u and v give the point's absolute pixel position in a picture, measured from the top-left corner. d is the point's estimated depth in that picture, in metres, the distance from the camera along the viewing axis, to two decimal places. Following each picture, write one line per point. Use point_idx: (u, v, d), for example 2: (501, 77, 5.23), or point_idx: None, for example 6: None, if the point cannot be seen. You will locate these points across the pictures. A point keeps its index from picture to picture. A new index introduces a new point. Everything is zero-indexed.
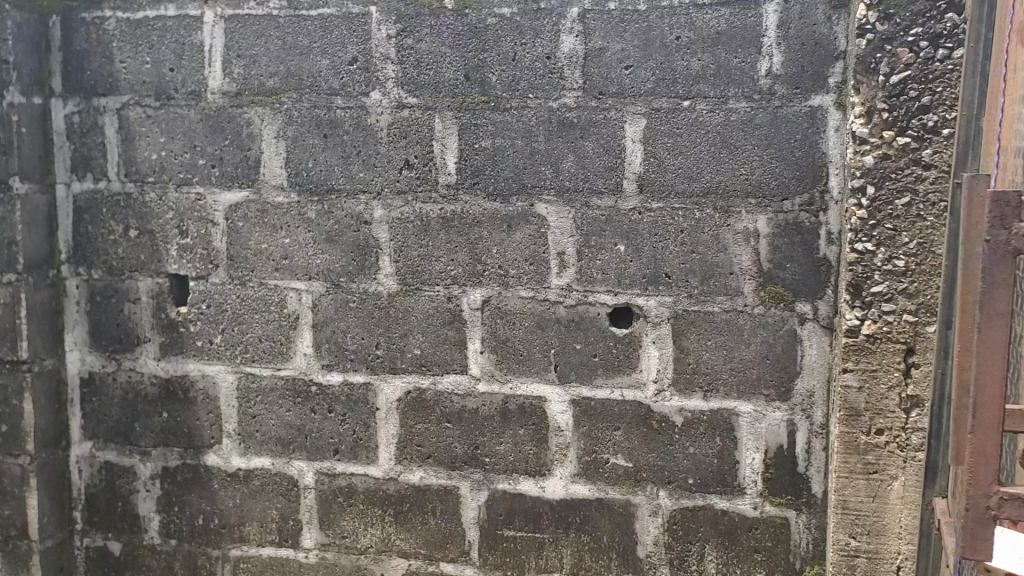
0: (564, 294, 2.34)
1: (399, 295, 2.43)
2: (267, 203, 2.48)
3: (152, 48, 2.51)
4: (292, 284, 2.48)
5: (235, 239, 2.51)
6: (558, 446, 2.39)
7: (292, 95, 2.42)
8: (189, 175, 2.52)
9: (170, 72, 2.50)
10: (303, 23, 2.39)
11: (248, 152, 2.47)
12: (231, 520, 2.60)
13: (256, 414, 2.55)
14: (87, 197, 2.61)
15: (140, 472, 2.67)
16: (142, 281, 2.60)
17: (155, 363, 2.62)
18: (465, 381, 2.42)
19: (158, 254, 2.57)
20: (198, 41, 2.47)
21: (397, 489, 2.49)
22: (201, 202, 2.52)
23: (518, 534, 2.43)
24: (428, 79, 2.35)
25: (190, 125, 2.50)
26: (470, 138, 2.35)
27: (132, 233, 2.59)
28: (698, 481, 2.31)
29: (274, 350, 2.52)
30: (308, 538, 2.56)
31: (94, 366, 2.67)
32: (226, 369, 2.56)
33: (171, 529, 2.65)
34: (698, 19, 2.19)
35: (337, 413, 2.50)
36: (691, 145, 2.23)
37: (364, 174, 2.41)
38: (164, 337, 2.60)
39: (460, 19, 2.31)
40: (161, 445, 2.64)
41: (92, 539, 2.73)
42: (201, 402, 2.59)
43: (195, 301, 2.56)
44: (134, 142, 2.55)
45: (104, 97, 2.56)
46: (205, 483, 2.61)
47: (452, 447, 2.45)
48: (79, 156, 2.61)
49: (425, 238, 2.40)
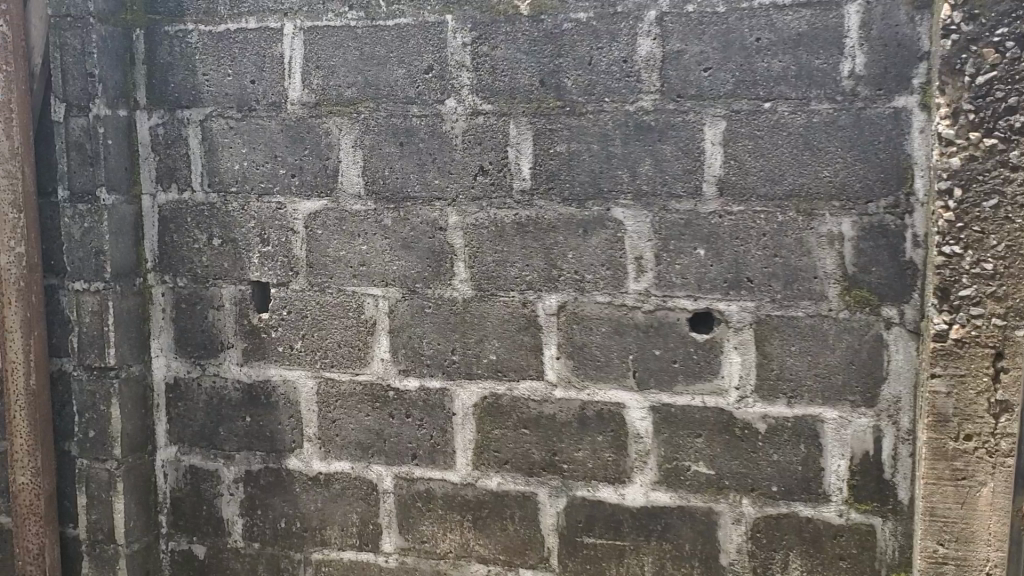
0: (642, 300, 2.33)
1: (474, 301, 2.45)
2: (345, 211, 2.51)
3: (234, 61, 2.56)
4: (370, 290, 2.52)
5: (314, 247, 2.55)
6: (638, 453, 2.38)
7: (370, 104, 2.47)
8: (270, 185, 2.56)
9: (251, 83, 2.55)
10: (381, 33, 2.44)
11: (327, 160, 2.52)
12: (313, 524, 2.62)
13: (336, 419, 2.57)
14: (172, 206, 2.66)
15: (224, 476, 2.68)
16: (224, 290, 2.63)
17: (238, 368, 2.64)
18: (542, 387, 2.42)
19: (240, 262, 2.61)
20: (279, 53, 2.52)
21: (475, 495, 2.50)
22: (282, 210, 2.56)
23: (598, 542, 2.42)
24: (503, 87, 2.37)
25: (271, 135, 2.55)
26: (546, 143, 2.36)
27: (215, 242, 2.63)
28: (782, 488, 2.28)
29: (352, 355, 2.55)
30: (388, 543, 2.57)
31: (179, 371, 2.69)
32: (306, 374, 2.58)
33: (255, 532, 2.66)
34: (778, 21, 2.18)
35: (414, 418, 2.52)
36: (772, 149, 2.21)
37: (439, 181, 2.44)
38: (246, 343, 2.63)
39: (535, 25, 2.34)
40: (244, 450, 2.65)
41: (177, 543, 2.73)
42: (282, 406, 2.61)
43: (276, 308, 2.60)
44: (218, 153, 2.60)
45: (189, 109, 2.61)
46: (287, 486, 2.63)
47: (530, 453, 2.45)
48: (163, 167, 2.65)
49: (500, 243, 2.41)
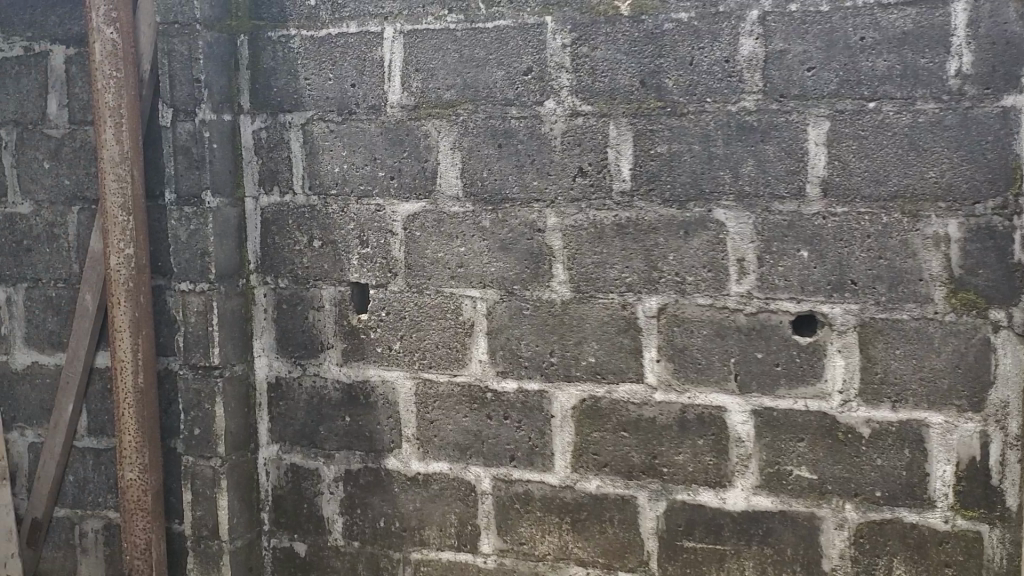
0: (744, 302, 2.30)
1: (573, 303, 2.44)
2: (444, 212, 2.53)
3: (335, 65, 2.59)
4: (467, 291, 2.53)
5: (413, 248, 2.57)
6: (739, 457, 2.34)
7: (468, 106, 2.48)
8: (369, 188, 2.59)
9: (352, 87, 2.59)
10: (480, 35, 2.45)
11: (426, 163, 2.54)
12: (412, 523, 2.63)
13: (434, 420, 2.59)
14: (275, 209, 2.69)
15: (325, 474, 2.71)
16: (324, 290, 2.66)
17: (338, 368, 2.67)
18: (642, 390, 2.41)
19: (340, 263, 2.64)
20: (379, 57, 2.55)
21: (574, 497, 2.49)
22: (381, 212, 2.59)
23: (698, 546, 2.39)
24: (603, 87, 2.37)
25: (371, 138, 2.58)
26: (646, 144, 2.35)
27: (315, 244, 2.65)
28: (886, 493, 2.24)
29: (450, 357, 2.56)
30: (486, 544, 2.58)
31: (281, 371, 2.72)
32: (405, 375, 2.60)
33: (355, 531, 2.69)
34: (883, 19, 2.15)
35: (512, 420, 2.52)
36: (877, 149, 2.17)
37: (538, 183, 2.44)
38: (346, 343, 2.65)
39: (636, 25, 2.33)
40: (344, 449, 2.68)
41: (279, 540, 2.76)
42: (381, 406, 2.63)
43: (376, 309, 2.62)
44: (319, 156, 2.63)
45: (291, 113, 2.65)
46: (386, 486, 2.65)
47: (629, 456, 2.43)
48: (266, 170, 2.69)
49: (600, 245, 2.40)
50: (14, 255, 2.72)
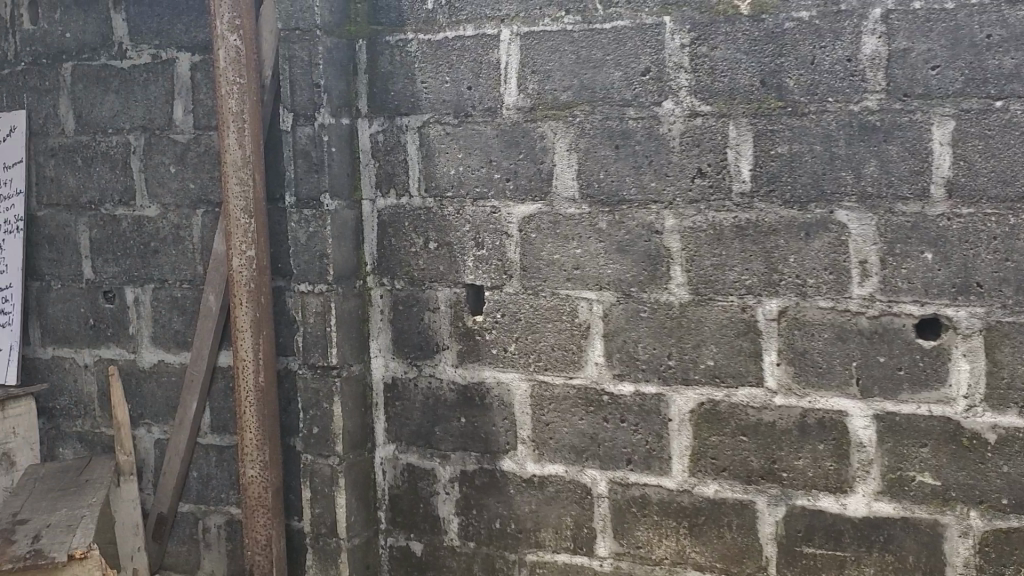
0: (867, 305, 2.26)
1: (691, 305, 2.42)
2: (560, 214, 2.53)
3: (452, 68, 2.61)
4: (584, 293, 2.52)
5: (529, 250, 2.57)
6: (861, 462, 2.29)
7: (585, 108, 2.48)
8: (485, 190, 2.60)
9: (468, 90, 2.60)
10: (598, 36, 2.45)
11: (542, 165, 2.54)
12: (528, 525, 2.64)
13: (550, 422, 2.59)
14: (391, 211, 2.72)
15: (441, 475, 2.72)
16: (440, 292, 2.68)
17: (453, 369, 2.68)
18: (761, 393, 2.37)
19: (456, 265, 2.65)
20: (496, 60, 2.56)
21: (691, 502, 2.46)
22: (496, 214, 2.59)
23: (818, 552, 2.35)
24: (722, 87, 2.34)
25: (487, 140, 2.59)
26: (766, 144, 2.31)
27: (431, 246, 2.67)
28: (1013, 501, 2.18)
29: (566, 359, 2.56)
30: (602, 547, 2.56)
31: (397, 372, 2.75)
32: (520, 377, 2.61)
33: (470, 531, 2.70)
34: (1011, 16, 2.09)
35: (629, 423, 2.51)
36: (1005, 149, 2.13)
37: (656, 184, 2.42)
38: (461, 344, 2.67)
39: (756, 25, 2.30)
40: (460, 450, 2.69)
41: (396, 539, 2.79)
42: (497, 408, 2.64)
43: (491, 311, 2.63)
44: (435, 158, 2.65)
45: (408, 116, 2.67)
46: (501, 487, 2.66)
47: (748, 460, 2.40)
48: (383, 173, 2.72)
49: (719, 247, 2.37)
50: (142, 257, 2.79)
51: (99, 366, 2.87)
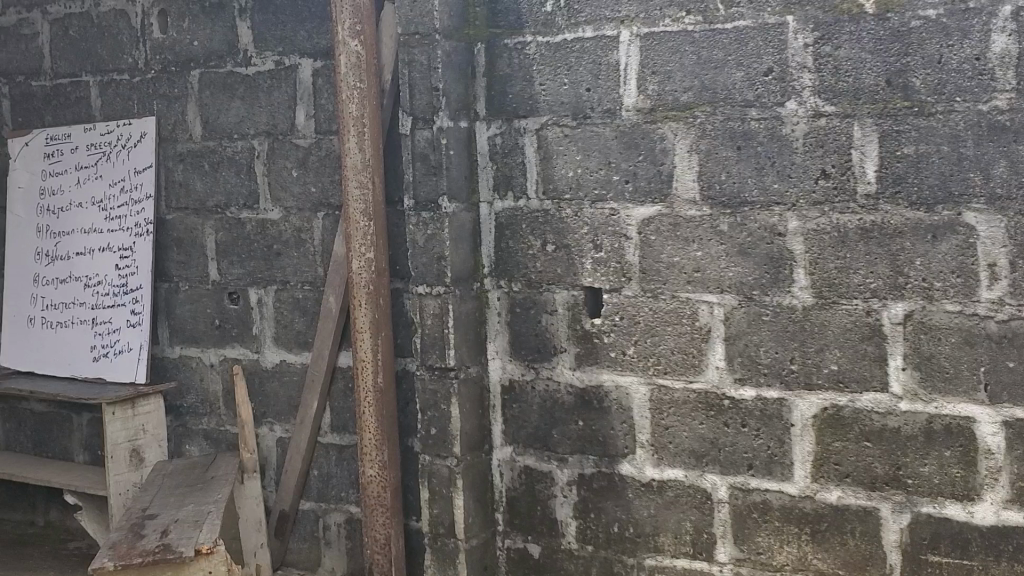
0: (995, 309, 2.21)
1: (815, 309, 2.37)
2: (680, 216, 2.50)
3: (571, 70, 2.60)
4: (705, 296, 2.49)
5: (648, 253, 2.55)
6: (988, 470, 2.24)
7: (706, 108, 2.45)
8: (604, 192, 2.59)
9: (587, 91, 2.59)
10: (719, 36, 2.42)
11: (661, 166, 2.52)
12: (646, 529, 2.61)
13: (669, 426, 2.56)
14: (509, 213, 2.72)
15: (558, 478, 2.72)
16: (558, 295, 2.67)
17: (571, 372, 2.67)
18: (886, 399, 2.32)
19: (574, 267, 2.64)
20: (615, 60, 2.55)
21: (813, 508, 2.42)
22: (615, 217, 2.58)
23: (943, 560, 2.30)
24: (847, 87, 2.30)
25: (606, 142, 2.58)
26: (891, 145, 2.27)
27: (549, 248, 2.67)
28: None
29: (685, 362, 2.53)
30: (723, 553, 2.53)
31: (515, 374, 2.75)
32: (639, 380, 2.59)
33: (588, 535, 2.69)
34: None
35: (750, 427, 2.47)
36: None
37: (778, 186, 2.39)
38: (579, 347, 2.66)
39: (881, 24, 2.26)
40: (578, 453, 2.68)
41: (513, 541, 2.79)
42: (615, 412, 2.63)
43: (610, 313, 2.61)
44: (553, 160, 2.64)
45: (525, 119, 2.67)
46: (620, 491, 2.64)
47: (872, 467, 2.35)
48: (500, 175, 2.72)
49: (843, 249, 2.33)
50: (265, 258, 2.85)
51: (224, 365, 2.94)
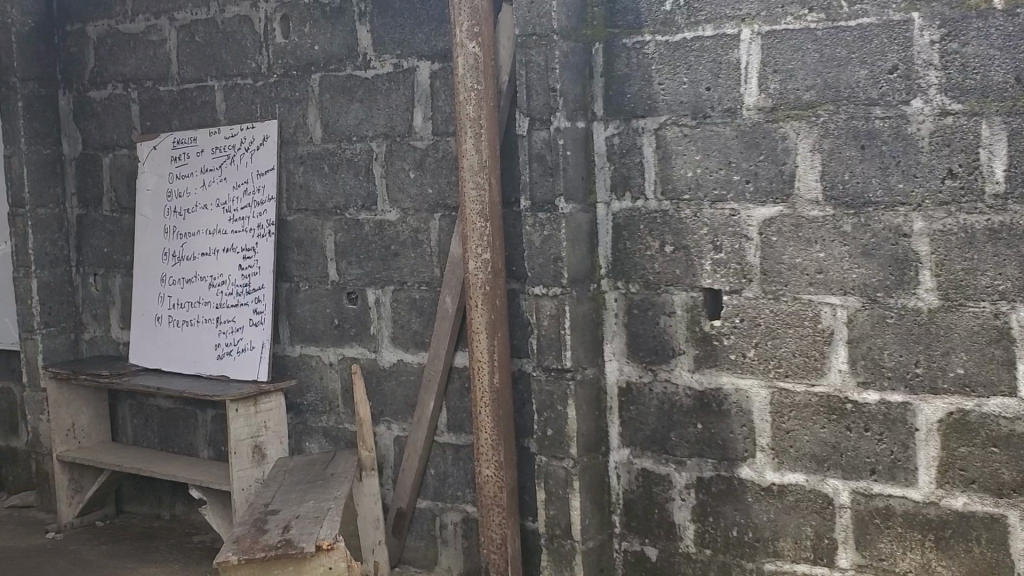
0: None
1: (941, 311, 2.32)
2: (802, 217, 2.46)
3: (690, 69, 2.58)
4: (827, 298, 2.44)
5: (770, 255, 2.51)
6: None
7: (829, 107, 2.41)
8: (723, 192, 2.56)
9: (706, 91, 2.56)
10: (842, 34, 2.37)
11: (783, 166, 2.48)
12: (766, 534, 2.57)
13: (790, 429, 2.52)
14: (627, 214, 2.70)
15: (676, 481, 2.69)
16: (677, 296, 2.65)
17: (690, 375, 2.65)
18: (1014, 404, 2.26)
19: (693, 268, 2.62)
20: (735, 59, 2.51)
21: (938, 514, 2.36)
22: (736, 218, 2.55)
23: None
24: (975, 84, 2.24)
25: (726, 141, 2.55)
26: (1021, 145, 2.21)
27: (667, 249, 2.65)
28: None
29: (807, 366, 2.48)
30: (844, 559, 2.48)
31: (632, 376, 2.73)
32: (759, 383, 2.55)
33: (706, 539, 2.66)
34: None
35: (874, 432, 2.42)
36: None
37: (903, 185, 2.34)
38: (698, 349, 2.63)
39: (1010, 20, 2.21)
40: (696, 456, 2.66)
41: (630, 543, 2.78)
42: (734, 415, 2.59)
43: (730, 315, 2.58)
44: (672, 160, 2.62)
45: (644, 118, 2.66)
46: (739, 495, 2.60)
47: (999, 472, 2.29)
48: (618, 176, 2.71)
49: (971, 250, 2.28)
50: (383, 259, 2.89)
51: (342, 364, 2.99)
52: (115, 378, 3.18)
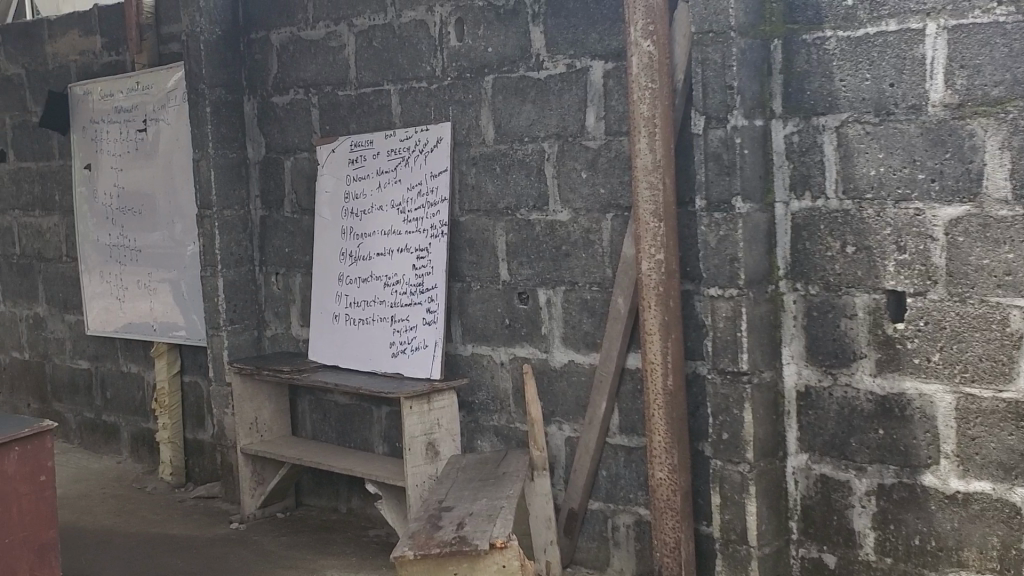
0: None
1: None
2: (990, 216, 2.36)
3: (873, 65, 2.50)
4: (1017, 301, 2.34)
5: (956, 256, 2.41)
6: None
7: (1019, 103, 2.31)
8: (907, 191, 2.47)
9: (890, 87, 2.48)
10: None
11: (970, 164, 2.38)
12: (950, 543, 2.47)
13: (977, 436, 2.42)
14: (806, 214, 2.64)
15: (856, 487, 2.61)
16: (859, 298, 2.57)
17: (871, 379, 2.57)
18: None
19: (876, 269, 2.53)
20: (920, 55, 2.42)
21: None
22: (920, 217, 2.45)
23: None
24: None
25: (909, 139, 2.46)
26: None
27: (849, 250, 2.57)
28: None
29: (995, 371, 2.38)
30: None
31: (811, 380, 2.66)
32: (944, 389, 2.45)
33: (887, 547, 2.57)
34: None
35: None
36: None
37: None
38: (880, 353, 2.55)
39: None
40: (877, 462, 2.57)
41: (808, 550, 2.71)
42: (917, 421, 2.50)
43: (913, 318, 2.49)
44: (853, 159, 2.55)
45: (824, 116, 2.58)
46: (921, 503, 2.51)
47: None
48: (797, 175, 2.64)
49: None
50: (555, 259, 2.89)
51: (515, 364, 3.02)
52: (295, 374, 3.28)
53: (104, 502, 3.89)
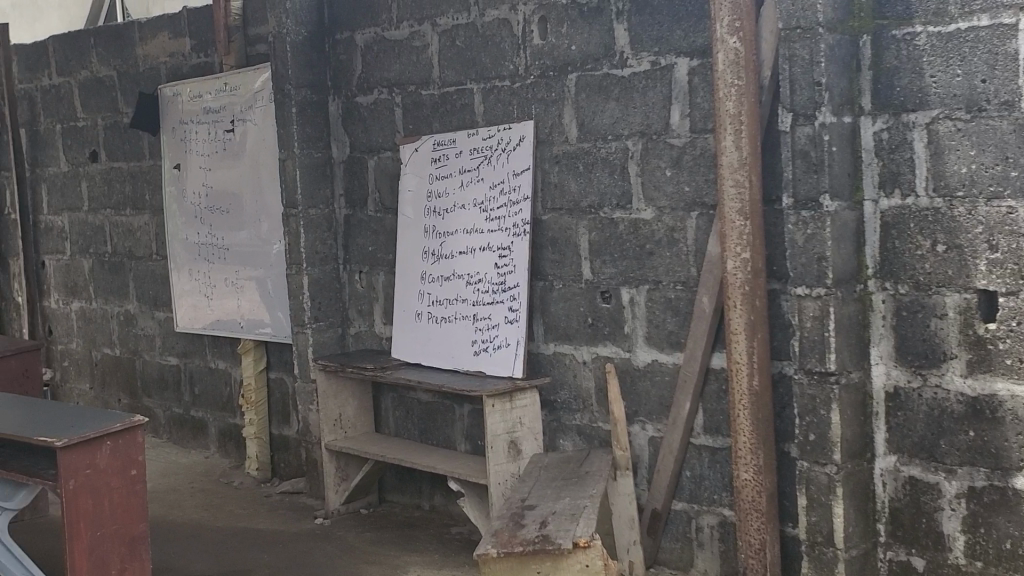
0: None
1: None
2: None
3: (964, 61, 2.44)
4: None
5: None
6: None
7: None
8: (1000, 188, 2.42)
9: (982, 83, 2.43)
10: None
11: None
12: None
13: None
14: (896, 212, 2.59)
15: (946, 490, 2.56)
16: (949, 298, 2.51)
17: (962, 380, 2.51)
18: None
19: (967, 269, 2.48)
20: (1013, 50, 2.38)
21: None
22: (1013, 215, 2.40)
23: None
24: None
25: (1002, 135, 2.41)
26: None
27: (939, 249, 2.52)
28: None
29: None
30: None
31: (900, 380, 2.61)
32: None
33: (977, 551, 2.52)
34: None
35: None
36: None
37: None
38: (971, 353, 2.49)
39: None
40: (967, 464, 2.52)
41: (895, 553, 2.66)
42: (1010, 423, 2.44)
43: (1006, 318, 2.44)
44: (944, 156, 2.49)
45: (914, 113, 2.53)
46: (1013, 506, 2.46)
47: None
48: (887, 173, 2.59)
49: None
50: (638, 258, 2.88)
51: (597, 363, 3.01)
52: (379, 372, 3.31)
53: (193, 496, 3.97)
